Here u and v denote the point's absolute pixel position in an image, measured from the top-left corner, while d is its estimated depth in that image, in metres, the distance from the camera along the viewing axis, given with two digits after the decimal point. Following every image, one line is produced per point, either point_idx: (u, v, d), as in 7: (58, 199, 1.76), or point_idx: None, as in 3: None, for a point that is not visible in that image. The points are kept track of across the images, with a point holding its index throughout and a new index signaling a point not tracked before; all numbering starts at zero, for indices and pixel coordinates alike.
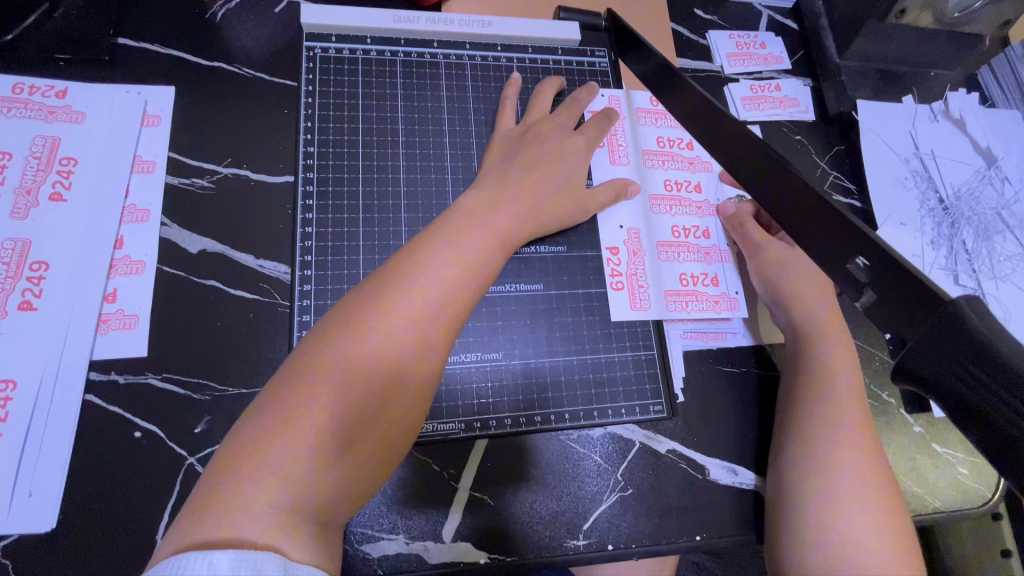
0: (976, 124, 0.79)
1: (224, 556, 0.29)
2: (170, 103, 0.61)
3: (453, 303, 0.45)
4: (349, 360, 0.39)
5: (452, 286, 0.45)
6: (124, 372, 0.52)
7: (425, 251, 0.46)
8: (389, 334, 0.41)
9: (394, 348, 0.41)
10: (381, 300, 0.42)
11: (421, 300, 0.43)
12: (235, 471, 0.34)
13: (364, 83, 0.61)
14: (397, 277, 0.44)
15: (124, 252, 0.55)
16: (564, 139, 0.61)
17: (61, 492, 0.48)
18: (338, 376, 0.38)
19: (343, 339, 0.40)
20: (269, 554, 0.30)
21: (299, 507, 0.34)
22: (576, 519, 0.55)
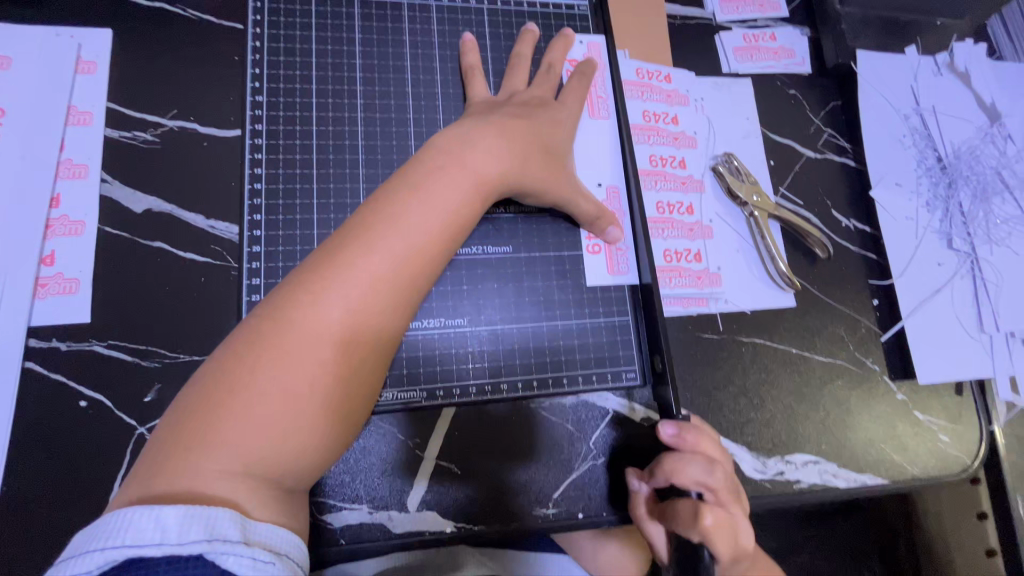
0: (982, 77, 0.74)
1: (174, 513, 0.30)
2: (106, 47, 0.56)
3: (413, 266, 0.43)
4: (302, 327, 0.38)
5: (410, 249, 0.43)
6: (66, 339, 0.49)
7: (388, 213, 0.43)
8: (344, 301, 0.39)
9: (349, 315, 0.39)
10: (334, 265, 0.40)
11: (378, 264, 0.41)
12: (184, 442, 0.34)
13: (318, 26, 0.56)
14: (352, 241, 0.42)
15: (61, 211, 0.51)
16: (534, 98, 0.56)
17: (4, 462, 0.46)
18: (289, 344, 0.37)
19: (295, 308, 0.38)
20: (223, 510, 0.32)
21: (245, 473, 0.34)
22: (545, 488, 0.53)
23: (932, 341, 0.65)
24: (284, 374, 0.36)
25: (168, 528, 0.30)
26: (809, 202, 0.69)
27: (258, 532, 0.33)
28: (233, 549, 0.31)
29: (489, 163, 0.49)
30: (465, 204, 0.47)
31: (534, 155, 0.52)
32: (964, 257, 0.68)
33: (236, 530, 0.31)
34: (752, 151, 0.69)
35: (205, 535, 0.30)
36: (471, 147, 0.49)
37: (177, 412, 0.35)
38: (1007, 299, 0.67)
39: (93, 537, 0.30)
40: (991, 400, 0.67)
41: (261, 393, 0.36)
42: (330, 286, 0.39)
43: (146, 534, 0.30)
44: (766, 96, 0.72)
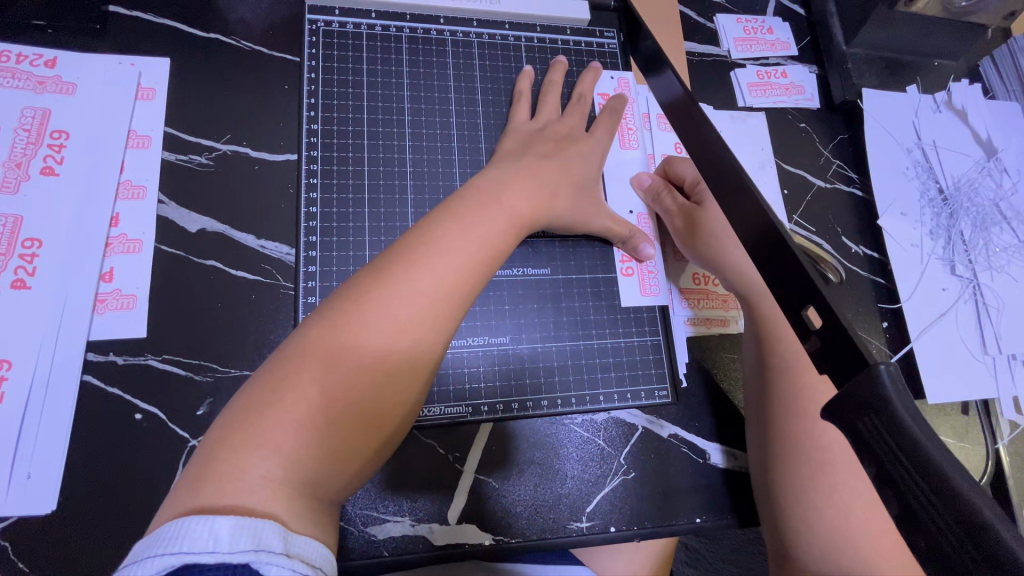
0: (978, 115, 0.79)
1: (226, 522, 0.30)
2: (165, 75, 0.59)
3: (454, 288, 0.44)
4: (353, 339, 0.39)
5: (452, 272, 0.44)
6: (123, 353, 0.51)
7: (432, 236, 0.45)
8: (391, 318, 0.41)
9: (394, 332, 0.41)
10: (383, 283, 0.42)
11: (421, 284, 0.42)
12: (233, 441, 0.35)
13: (369, 59, 0.60)
14: (401, 261, 0.43)
15: (120, 230, 0.53)
16: (568, 131, 0.60)
17: (62, 474, 0.47)
18: (340, 356, 0.39)
19: (345, 323, 0.40)
20: (268, 522, 0.32)
21: (288, 479, 0.35)
22: (578, 502, 0.56)
23: (939, 361, 0.69)
24: (334, 383, 0.38)
25: (220, 537, 0.30)
26: (821, 229, 0.73)
27: (299, 546, 0.32)
28: (276, 561, 0.30)
29: (532, 196, 0.52)
30: (505, 232, 0.49)
31: (572, 184, 0.56)
32: (967, 283, 0.72)
33: (278, 541, 0.31)
34: (768, 181, 0.73)
35: (252, 545, 0.30)
36: (505, 185, 0.52)
37: (223, 419, 0.36)
38: (1009, 323, 0.71)
39: (149, 545, 0.30)
40: (995, 419, 0.70)
41: (306, 399, 0.37)
42: (379, 303, 0.41)
43: (200, 542, 0.30)
44: (780, 130, 0.76)
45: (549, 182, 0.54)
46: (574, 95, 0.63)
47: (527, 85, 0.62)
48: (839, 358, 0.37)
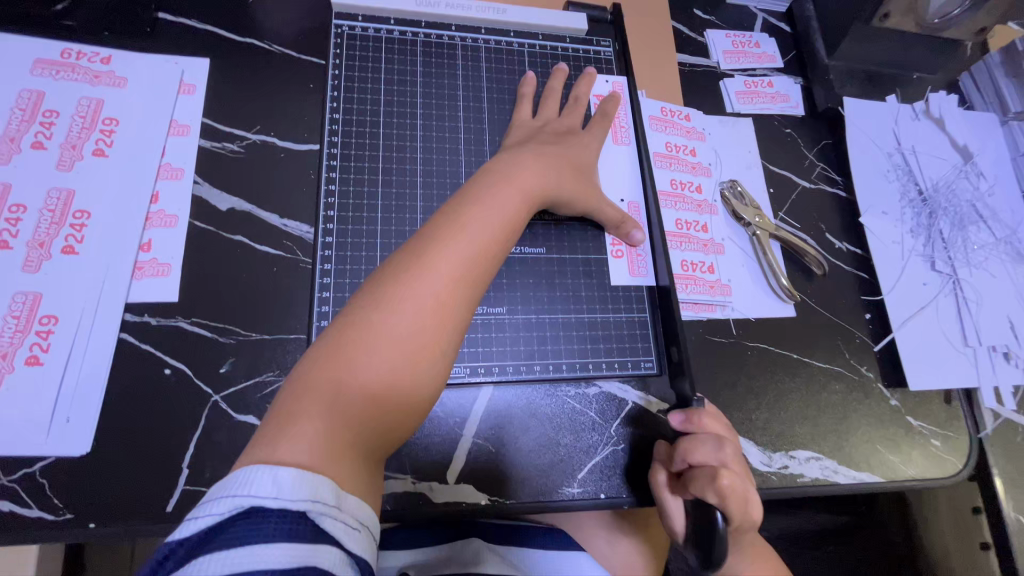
0: (955, 124, 0.84)
1: (288, 472, 0.35)
2: (205, 73, 0.66)
3: (477, 264, 0.47)
4: (392, 315, 0.43)
5: (479, 253, 0.47)
6: (156, 315, 0.56)
7: (455, 221, 0.49)
8: (426, 297, 0.44)
9: (426, 310, 0.44)
10: (409, 267, 0.45)
11: (446, 264, 0.46)
12: (291, 418, 0.39)
13: (387, 60, 0.66)
14: (424, 247, 0.46)
15: (159, 207, 0.59)
16: (565, 128, 0.65)
17: (97, 419, 0.52)
18: (377, 335, 0.42)
19: (378, 306, 0.43)
20: (323, 478, 0.36)
21: (347, 444, 0.39)
22: (573, 469, 0.59)
23: (919, 350, 0.72)
24: (376, 360, 0.42)
25: (283, 485, 0.34)
26: (805, 225, 0.78)
27: (348, 503, 0.36)
28: (328, 513, 0.35)
29: (536, 178, 0.56)
30: (516, 210, 0.53)
31: (569, 172, 0.61)
32: (947, 278, 0.76)
33: (333, 495, 0.36)
34: (754, 179, 0.78)
35: (309, 496, 0.34)
36: (517, 167, 0.56)
37: (280, 404, 0.40)
38: (987, 315, 0.74)
39: (222, 486, 0.34)
40: (978, 409, 0.73)
41: (355, 372, 0.41)
42: (409, 285, 0.44)
43: (266, 488, 0.34)
44: (766, 134, 0.81)
45: (551, 168, 0.59)
46: (571, 98, 0.69)
47: (531, 88, 0.67)
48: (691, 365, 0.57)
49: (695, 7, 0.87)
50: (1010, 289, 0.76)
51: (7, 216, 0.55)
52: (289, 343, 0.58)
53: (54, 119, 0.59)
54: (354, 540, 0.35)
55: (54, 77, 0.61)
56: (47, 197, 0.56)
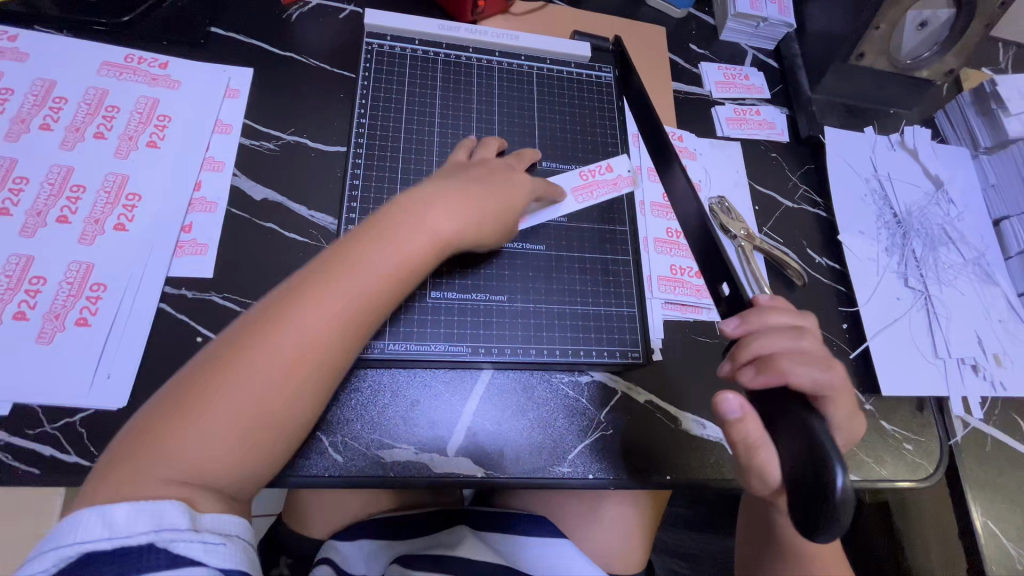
0: (928, 155, 0.91)
1: (119, 510, 0.40)
2: (249, 81, 0.74)
3: (351, 315, 0.50)
4: (257, 355, 0.47)
5: (365, 294, 0.51)
6: (193, 289, 0.62)
7: (336, 268, 0.51)
8: (290, 339, 0.47)
9: (287, 354, 0.47)
10: (286, 310, 0.48)
11: (318, 315, 0.49)
12: (148, 446, 0.43)
13: (410, 75, 0.74)
14: (301, 292, 0.50)
15: (201, 194, 0.66)
16: (496, 164, 0.66)
17: (134, 378, 0.57)
18: (239, 372, 0.46)
19: (246, 346, 0.47)
20: (170, 504, 0.41)
21: (199, 480, 0.44)
22: (564, 450, 0.64)
23: (891, 359, 0.77)
24: (233, 398, 0.45)
25: (112, 524, 0.39)
26: (788, 241, 0.84)
27: (208, 521, 0.42)
28: (178, 534, 0.40)
29: (450, 218, 0.57)
30: (410, 258, 0.54)
31: (492, 209, 0.61)
32: (919, 293, 0.82)
33: (185, 521, 0.41)
34: (741, 197, 0.85)
35: (153, 526, 0.40)
36: (432, 202, 0.57)
37: (136, 427, 0.44)
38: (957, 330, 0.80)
39: (52, 538, 0.39)
40: (948, 417, 0.77)
41: (229, 397, 0.45)
42: (279, 328, 0.48)
43: (95, 531, 0.39)
44: (753, 157, 0.89)
45: (473, 202, 0.59)
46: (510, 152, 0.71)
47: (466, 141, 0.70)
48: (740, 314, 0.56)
49: (691, 42, 0.96)
50: (979, 306, 0.82)
51: (68, 195, 0.62)
52: None
53: (115, 113, 0.67)
54: (217, 554, 0.41)
55: (117, 78, 0.69)
56: (104, 180, 0.63)
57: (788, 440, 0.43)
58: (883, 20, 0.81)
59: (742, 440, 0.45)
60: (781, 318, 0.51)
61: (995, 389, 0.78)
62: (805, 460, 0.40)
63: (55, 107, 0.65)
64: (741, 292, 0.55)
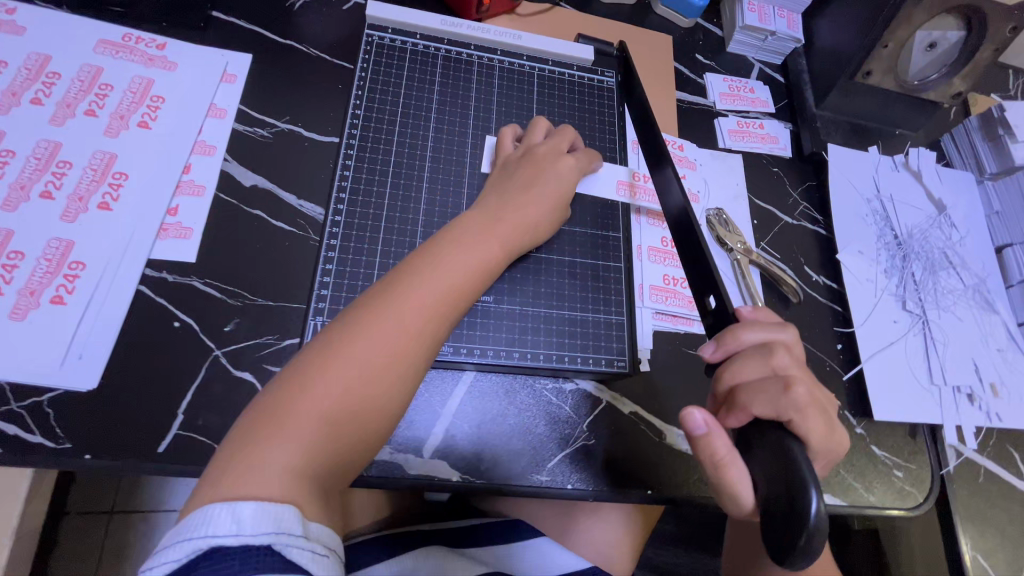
0: (932, 178, 0.90)
1: (247, 508, 0.39)
2: (247, 66, 0.73)
3: (449, 300, 0.54)
4: (364, 339, 0.49)
5: (456, 286, 0.54)
6: (174, 272, 0.61)
7: (433, 258, 0.55)
8: (396, 324, 0.50)
9: (394, 337, 0.50)
10: (387, 297, 0.51)
11: (422, 297, 0.52)
12: (261, 433, 0.44)
13: (409, 69, 0.74)
14: (402, 280, 0.53)
15: (189, 177, 0.65)
16: (549, 152, 0.67)
17: (106, 359, 0.56)
18: (350, 356, 0.48)
19: (353, 332, 0.49)
20: (288, 509, 0.40)
21: (304, 471, 0.43)
22: (542, 458, 0.63)
23: (884, 383, 0.76)
24: (345, 380, 0.47)
25: (241, 521, 0.38)
26: (785, 257, 0.83)
27: (314, 530, 0.41)
28: (294, 541, 0.39)
29: (529, 220, 0.62)
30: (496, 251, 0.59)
31: (551, 212, 0.65)
32: (916, 317, 0.80)
33: (298, 526, 0.40)
34: (739, 210, 0.83)
35: (272, 528, 0.39)
36: (511, 208, 0.62)
37: (252, 417, 0.45)
38: (953, 357, 0.78)
39: (181, 532, 0.38)
40: (941, 446, 0.75)
41: (333, 386, 0.46)
42: (384, 313, 0.50)
43: (225, 526, 0.38)
44: (754, 170, 0.88)
45: (539, 207, 0.64)
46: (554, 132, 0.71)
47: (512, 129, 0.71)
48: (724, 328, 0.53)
49: (697, 52, 0.95)
50: (977, 334, 0.80)
51: (54, 170, 0.61)
52: (291, 311, 0.62)
53: (108, 92, 0.66)
54: (324, 565, 0.40)
55: (113, 56, 0.68)
56: (92, 158, 0.62)
57: (764, 460, 0.41)
58: (891, 39, 0.80)
59: (709, 457, 0.41)
60: (757, 334, 0.45)
61: (990, 420, 0.76)
62: (781, 486, 0.38)
63: (48, 81, 0.65)
64: (726, 306, 0.52)
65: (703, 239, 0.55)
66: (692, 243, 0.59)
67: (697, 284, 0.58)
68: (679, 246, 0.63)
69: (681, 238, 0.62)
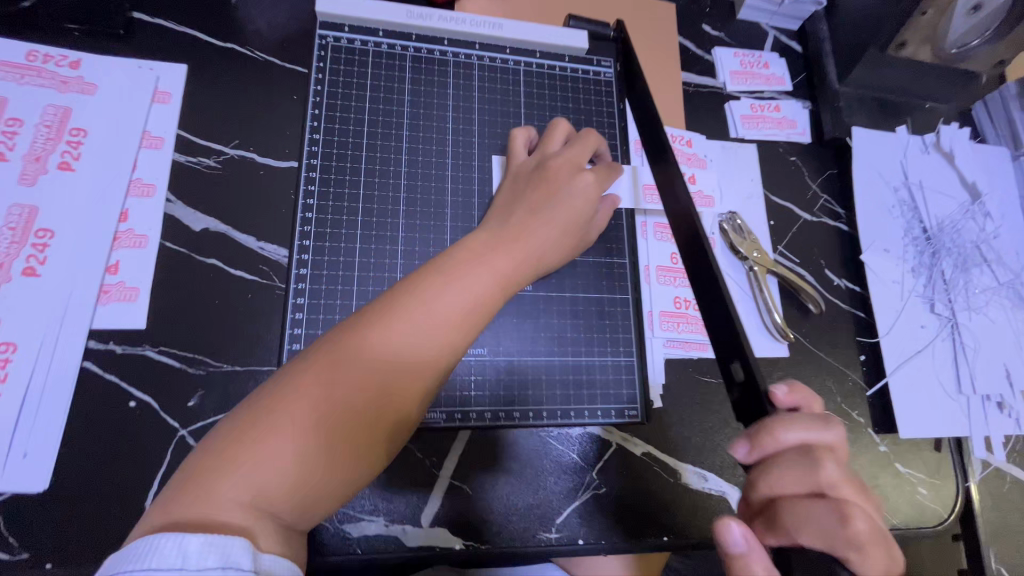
0: (966, 159, 0.81)
1: (194, 538, 0.30)
2: (181, 81, 0.62)
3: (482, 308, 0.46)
4: (380, 344, 0.41)
5: (486, 290, 0.46)
6: (122, 343, 0.53)
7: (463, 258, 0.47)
8: (418, 332, 0.42)
9: (412, 349, 0.41)
10: (411, 299, 0.43)
11: (452, 303, 0.44)
12: (237, 454, 0.35)
13: (373, 75, 0.63)
14: (428, 278, 0.45)
15: (128, 226, 0.56)
16: (568, 166, 0.57)
17: (56, 454, 0.49)
18: (362, 365, 0.39)
19: (367, 338, 0.40)
20: (239, 538, 0.31)
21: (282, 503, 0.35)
22: (550, 513, 0.58)
23: (911, 398, 0.71)
24: (352, 394, 0.38)
25: (188, 554, 0.30)
26: (804, 260, 0.76)
27: (269, 561, 0.32)
28: None
29: (553, 245, 0.54)
30: (532, 250, 0.52)
31: (569, 240, 0.56)
32: (945, 321, 0.74)
33: (251, 559, 0.31)
34: (754, 211, 0.75)
35: (220, 562, 0.30)
36: (534, 219, 0.53)
37: (226, 431, 0.36)
38: (984, 363, 0.73)
39: (119, 561, 0.30)
40: (967, 457, 0.71)
41: (335, 400, 0.38)
42: (406, 318, 0.42)
43: (168, 559, 0.30)
44: (770, 160, 0.78)
45: (554, 220, 0.54)
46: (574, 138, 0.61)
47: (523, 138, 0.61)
48: (751, 406, 0.44)
49: (704, 22, 0.83)
50: (1010, 335, 0.74)
51: None
52: (261, 376, 0.55)
53: (17, 128, 0.56)
54: None
55: (17, 81, 0.57)
56: (8, 213, 0.53)
57: None
58: (930, 5, 0.70)
59: None
60: (802, 436, 0.36)
61: (1019, 427, 0.72)
62: None
63: None
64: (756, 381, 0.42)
65: (727, 294, 0.46)
66: (712, 295, 0.50)
67: (720, 351, 0.49)
68: (698, 294, 0.53)
69: (702, 284, 0.52)
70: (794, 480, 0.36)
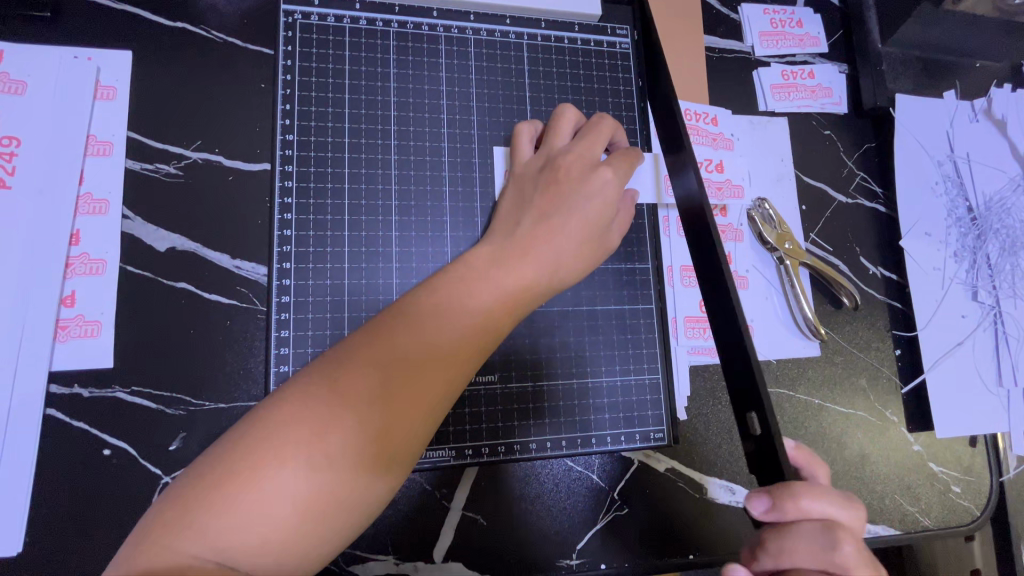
0: (1018, 126, 0.73)
1: None
2: (127, 71, 0.53)
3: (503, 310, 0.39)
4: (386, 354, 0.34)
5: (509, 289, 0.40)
6: (89, 385, 0.48)
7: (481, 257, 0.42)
8: (430, 340, 0.36)
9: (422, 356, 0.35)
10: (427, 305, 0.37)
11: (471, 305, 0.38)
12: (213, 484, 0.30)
13: (352, 58, 0.54)
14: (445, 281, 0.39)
15: (81, 249, 0.49)
16: (578, 165, 0.48)
17: (25, 514, 0.45)
18: (363, 378, 0.33)
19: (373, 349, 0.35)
20: None
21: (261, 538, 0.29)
22: (570, 538, 0.55)
23: (951, 396, 0.66)
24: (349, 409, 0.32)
25: None
26: (838, 249, 0.69)
27: None
28: None
29: (573, 258, 0.44)
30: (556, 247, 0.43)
31: (591, 251, 0.46)
32: (988, 309, 0.68)
33: None
34: (785, 196, 0.68)
35: None
36: (548, 226, 0.44)
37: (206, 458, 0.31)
38: None
39: None
40: (1004, 454, 0.68)
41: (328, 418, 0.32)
42: (419, 325, 0.36)
43: None
44: (802, 136, 0.70)
45: (571, 234, 0.45)
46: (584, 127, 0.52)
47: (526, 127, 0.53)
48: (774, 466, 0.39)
49: None
50: None
51: None
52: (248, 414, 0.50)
53: None
54: None
55: None
56: None
57: None
58: None
59: None
60: (822, 507, 0.34)
61: None
62: None
63: None
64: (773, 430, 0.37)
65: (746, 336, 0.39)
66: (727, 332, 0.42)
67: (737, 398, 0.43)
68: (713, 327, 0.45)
69: (715, 309, 0.44)
70: (806, 553, 0.33)
